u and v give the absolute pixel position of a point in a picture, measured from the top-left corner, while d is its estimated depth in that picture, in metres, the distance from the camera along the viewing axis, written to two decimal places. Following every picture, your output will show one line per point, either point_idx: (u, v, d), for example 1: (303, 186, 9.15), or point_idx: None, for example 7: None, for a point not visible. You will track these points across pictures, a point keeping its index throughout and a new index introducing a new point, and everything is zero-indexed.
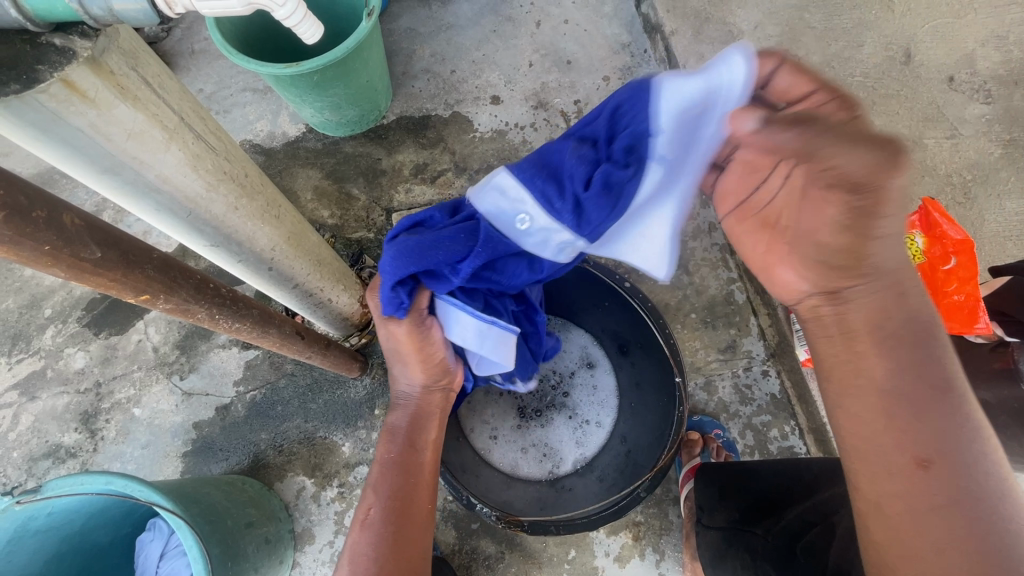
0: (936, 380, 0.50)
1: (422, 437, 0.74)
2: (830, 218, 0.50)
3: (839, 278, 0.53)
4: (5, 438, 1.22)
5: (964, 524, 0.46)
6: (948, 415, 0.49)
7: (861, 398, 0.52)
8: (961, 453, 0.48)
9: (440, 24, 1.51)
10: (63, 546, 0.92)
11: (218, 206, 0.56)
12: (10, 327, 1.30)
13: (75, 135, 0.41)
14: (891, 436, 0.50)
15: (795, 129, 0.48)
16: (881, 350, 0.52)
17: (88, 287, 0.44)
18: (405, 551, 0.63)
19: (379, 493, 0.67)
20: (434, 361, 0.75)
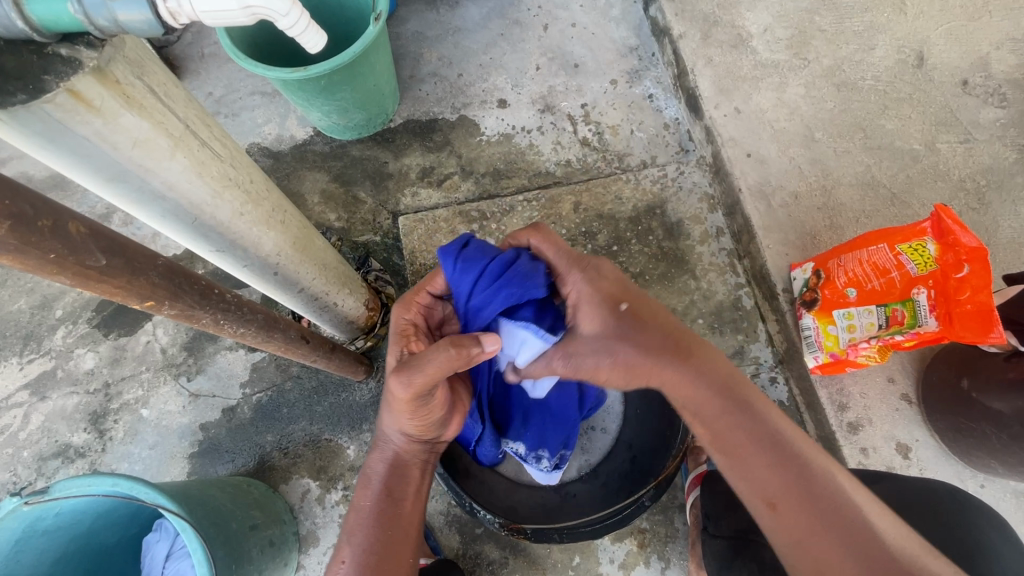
0: (752, 428, 0.63)
1: (402, 487, 0.73)
2: (619, 371, 0.68)
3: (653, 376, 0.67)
4: (16, 437, 1.24)
5: (831, 547, 0.56)
6: (776, 456, 0.61)
7: (715, 458, 0.65)
8: (804, 485, 0.59)
9: (447, 28, 1.52)
10: (71, 547, 0.93)
11: (224, 212, 0.56)
12: (21, 328, 1.32)
13: (81, 143, 0.41)
14: (748, 486, 0.62)
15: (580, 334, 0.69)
16: (706, 416, 0.65)
17: (94, 294, 0.45)
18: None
19: (353, 546, 0.68)
20: (428, 417, 0.72)
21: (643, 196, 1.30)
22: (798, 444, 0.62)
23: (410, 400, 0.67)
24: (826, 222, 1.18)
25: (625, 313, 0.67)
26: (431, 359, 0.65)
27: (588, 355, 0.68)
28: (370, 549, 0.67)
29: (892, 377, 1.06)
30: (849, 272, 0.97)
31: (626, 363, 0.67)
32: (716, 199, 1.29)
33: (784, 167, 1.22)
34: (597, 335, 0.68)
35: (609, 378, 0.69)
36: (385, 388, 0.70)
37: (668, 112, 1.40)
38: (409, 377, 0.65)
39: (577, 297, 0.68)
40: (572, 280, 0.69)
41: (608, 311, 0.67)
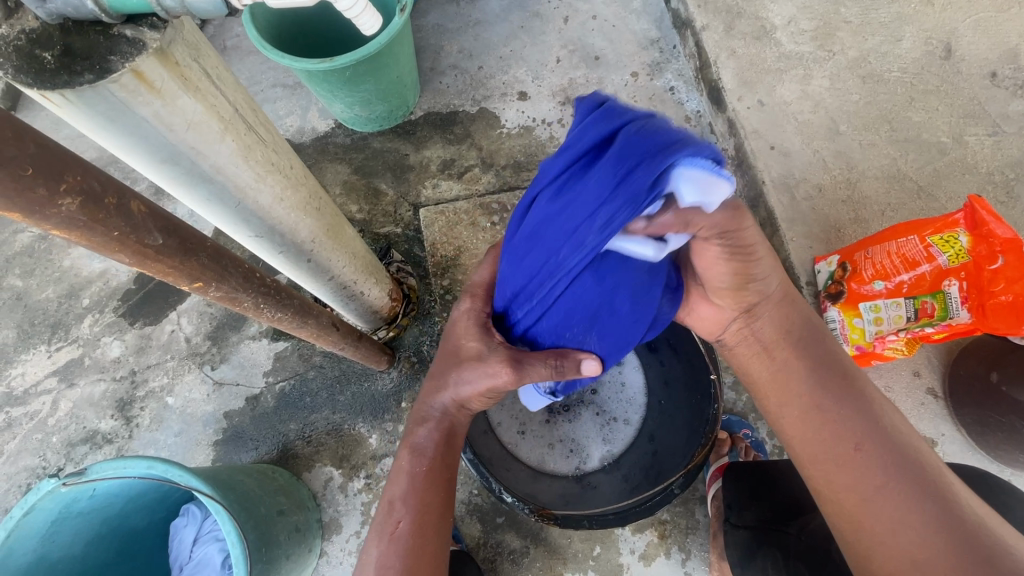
0: (835, 377, 0.68)
1: (452, 453, 0.75)
2: (732, 268, 0.65)
3: (750, 301, 0.70)
4: (45, 423, 1.26)
5: (909, 491, 0.58)
6: (858, 404, 0.65)
7: (796, 405, 0.69)
8: (881, 433, 0.63)
9: (468, 20, 1.52)
10: (102, 529, 0.94)
11: (266, 196, 0.57)
12: (49, 316, 1.34)
13: (141, 125, 0.42)
14: (828, 432, 0.65)
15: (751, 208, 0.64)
16: (793, 360, 0.71)
17: (148, 274, 0.46)
18: (430, 564, 0.66)
19: (409, 506, 0.69)
20: (492, 399, 0.75)
21: None
22: (880, 399, 0.66)
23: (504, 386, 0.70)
24: (851, 215, 1.17)
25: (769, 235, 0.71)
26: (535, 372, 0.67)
27: (749, 236, 0.62)
28: (425, 509, 0.69)
29: (918, 371, 1.05)
30: (877, 265, 0.96)
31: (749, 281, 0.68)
32: (738, 192, 1.29)
33: (808, 159, 1.22)
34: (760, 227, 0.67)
35: (719, 270, 0.66)
36: (483, 371, 0.70)
37: (689, 105, 1.39)
38: (518, 373, 0.68)
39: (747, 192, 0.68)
40: None
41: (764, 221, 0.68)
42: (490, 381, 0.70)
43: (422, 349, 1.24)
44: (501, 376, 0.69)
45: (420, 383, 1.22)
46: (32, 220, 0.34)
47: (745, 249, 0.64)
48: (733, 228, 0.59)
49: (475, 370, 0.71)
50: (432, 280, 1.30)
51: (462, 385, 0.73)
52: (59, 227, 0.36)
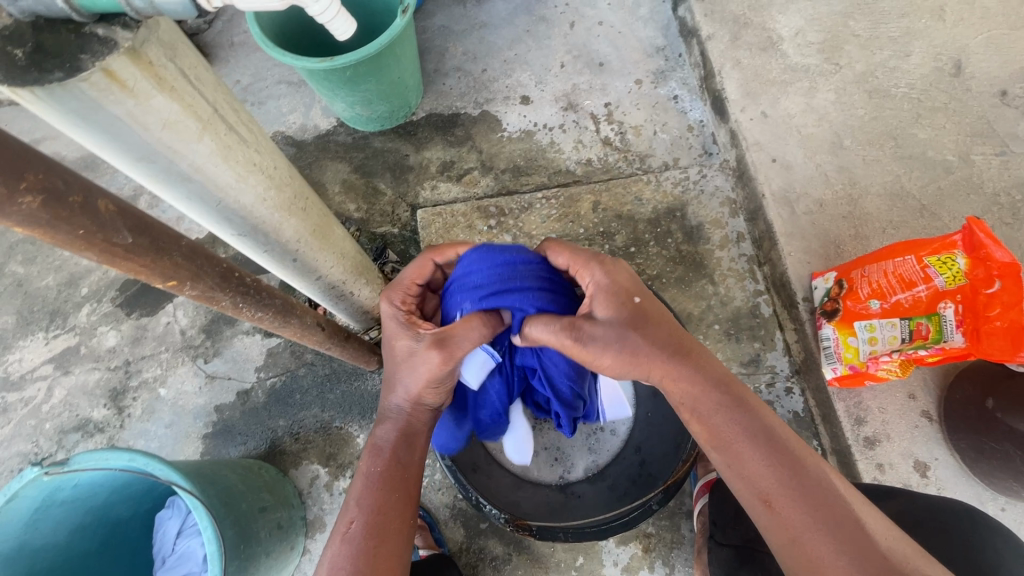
0: (746, 423, 0.64)
1: (411, 454, 0.74)
2: (617, 358, 0.68)
3: (642, 369, 0.68)
4: (40, 409, 1.28)
5: (826, 542, 0.56)
6: (768, 450, 0.62)
7: (711, 457, 0.65)
8: (793, 475, 0.60)
9: (474, 23, 1.52)
10: (86, 518, 0.95)
11: (247, 196, 0.57)
12: (49, 304, 1.36)
13: (114, 123, 0.42)
14: (743, 482, 0.62)
15: (615, 309, 0.68)
16: (703, 411, 0.66)
17: (119, 271, 0.45)
18: (381, 568, 0.64)
19: (362, 508, 0.68)
20: (444, 390, 0.75)
21: (664, 198, 1.30)
22: (789, 441, 0.63)
23: (440, 369, 0.71)
24: (851, 232, 1.15)
25: (637, 309, 0.69)
26: (464, 340, 0.71)
27: (603, 330, 0.67)
28: (380, 507, 0.68)
29: (913, 393, 1.04)
30: (873, 283, 0.95)
31: (626, 349, 0.67)
32: (738, 204, 1.27)
33: (810, 173, 1.20)
34: (609, 322, 0.68)
35: (610, 365, 0.68)
36: (411, 358, 0.72)
37: (693, 114, 1.38)
38: (446, 352, 0.71)
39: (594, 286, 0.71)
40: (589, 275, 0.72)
41: (621, 303, 0.69)
42: (425, 370, 0.71)
43: None
44: (434, 359, 0.71)
45: None
46: None
47: (617, 339, 0.67)
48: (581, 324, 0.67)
49: (410, 363, 0.72)
50: None
51: (405, 378, 0.73)
52: (23, 225, 0.36)
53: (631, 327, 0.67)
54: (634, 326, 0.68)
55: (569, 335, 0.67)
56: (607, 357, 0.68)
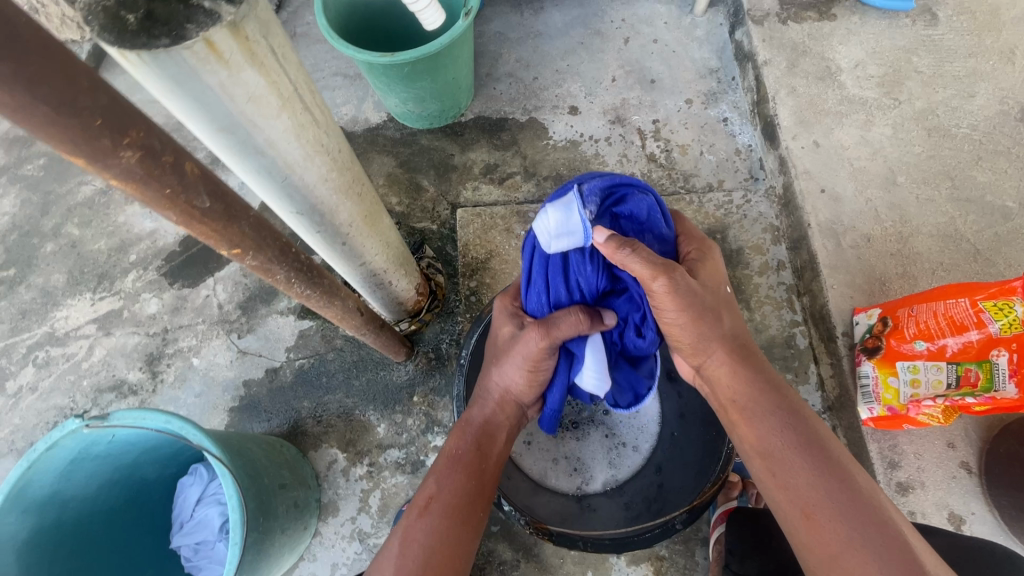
0: (797, 434, 0.69)
1: (489, 442, 0.85)
2: (685, 324, 0.73)
3: (698, 353, 0.77)
4: (79, 366, 1.33)
5: (868, 558, 0.59)
6: (816, 464, 0.66)
7: (756, 464, 0.70)
8: (841, 491, 0.64)
9: (529, 31, 1.54)
10: (114, 475, 0.98)
11: (311, 175, 0.59)
12: (99, 266, 1.42)
13: (207, 92, 0.44)
14: (788, 493, 0.66)
15: (708, 282, 0.76)
16: (751, 416, 0.72)
17: (191, 233, 0.47)
18: (451, 544, 0.73)
19: (442, 486, 0.78)
20: (536, 387, 0.85)
21: (706, 219, 1.30)
22: (840, 457, 0.67)
23: (540, 350, 0.80)
24: (898, 270, 1.12)
25: (721, 291, 0.78)
26: (561, 320, 0.77)
27: (688, 288, 0.71)
28: (457, 493, 0.77)
29: (952, 442, 1.00)
30: (921, 323, 0.92)
31: (696, 321, 0.73)
32: (781, 232, 1.26)
33: (859, 208, 1.18)
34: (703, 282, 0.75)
35: (681, 330, 0.74)
36: (511, 345, 0.83)
37: (741, 138, 1.37)
38: (545, 332, 0.78)
39: (704, 255, 0.79)
40: (696, 246, 0.80)
41: (717, 283, 0.78)
42: (519, 358, 0.82)
43: (442, 346, 1.25)
44: (533, 339, 0.79)
45: (435, 380, 1.22)
46: (94, 168, 0.36)
47: (704, 301, 0.73)
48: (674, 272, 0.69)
49: (510, 349, 0.83)
50: (460, 280, 1.31)
51: (503, 366, 0.84)
52: (118, 178, 0.38)
53: (717, 299, 0.76)
54: (717, 304, 0.76)
55: (659, 273, 0.68)
56: (672, 318, 0.73)
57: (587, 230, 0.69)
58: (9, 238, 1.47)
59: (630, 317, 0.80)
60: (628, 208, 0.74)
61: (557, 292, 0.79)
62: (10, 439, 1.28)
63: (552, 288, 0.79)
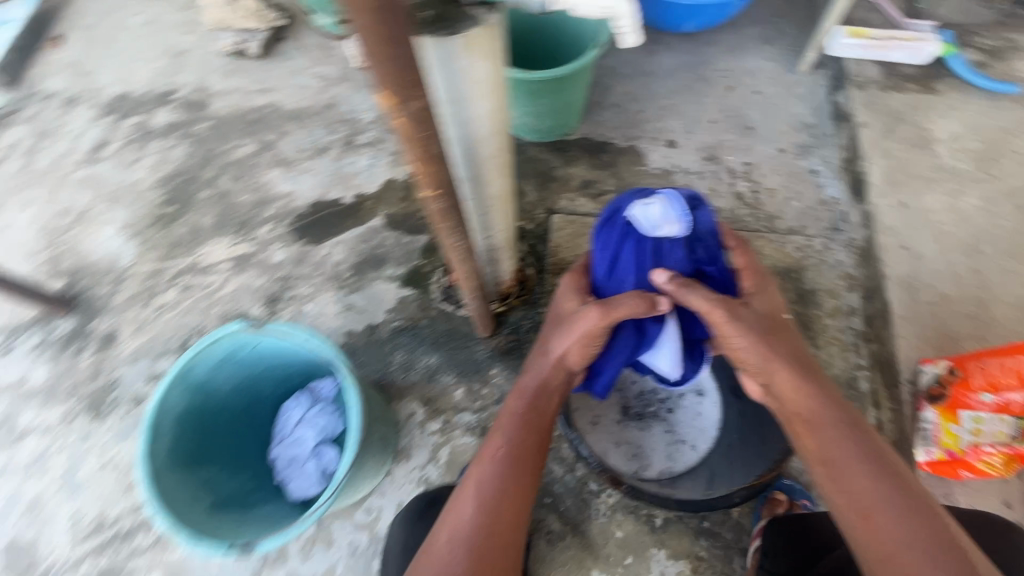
0: (858, 443, 0.78)
1: (544, 401, 0.94)
2: (749, 347, 0.86)
3: (760, 372, 0.87)
4: (213, 294, 1.56)
5: (918, 553, 0.67)
6: (874, 472, 0.75)
7: (817, 470, 0.80)
8: (898, 496, 0.72)
9: (640, 70, 1.70)
10: (243, 380, 1.17)
11: (489, 150, 0.76)
12: (241, 215, 1.66)
13: (455, 72, 0.62)
14: (847, 496, 0.75)
15: (763, 312, 0.90)
16: (815, 427, 0.81)
17: (415, 170, 0.65)
18: (514, 490, 0.85)
19: (507, 439, 0.89)
20: (587, 355, 0.95)
21: (784, 258, 1.37)
22: (897, 468, 0.76)
23: (598, 329, 0.91)
24: (974, 331, 1.20)
25: (779, 316, 0.91)
26: (621, 305, 0.89)
27: (745, 315, 0.87)
28: (523, 445, 0.89)
29: (1008, 502, 1.02)
30: (990, 376, 0.99)
31: (763, 341, 0.86)
32: (856, 280, 1.32)
33: (941, 268, 1.27)
34: (758, 312, 0.89)
35: (746, 351, 0.86)
36: (568, 319, 0.94)
37: (828, 190, 1.45)
38: (607, 313, 0.89)
39: (760, 289, 0.93)
40: (755, 281, 0.95)
41: (773, 311, 0.91)
42: (575, 332, 0.92)
43: (522, 331, 1.38)
44: (592, 318, 0.91)
45: (512, 359, 1.36)
46: (397, 105, 0.54)
47: (762, 326, 0.87)
48: (732, 304, 0.88)
49: (567, 325, 0.94)
50: (548, 276, 1.45)
51: (559, 339, 0.95)
52: (406, 115, 0.55)
53: (773, 326, 0.89)
54: (775, 328, 0.89)
55: (719, 305, 0.87)
56: (737, 341, 0.87)
57: (683, 223, 0.90)
58: (174, 181, 1.75)
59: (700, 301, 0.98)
60: (704, 217, 0.93)
61: (643, 280, 0.94)
62: (150, 346, 1.52)
63: (640, 276, 0.93)
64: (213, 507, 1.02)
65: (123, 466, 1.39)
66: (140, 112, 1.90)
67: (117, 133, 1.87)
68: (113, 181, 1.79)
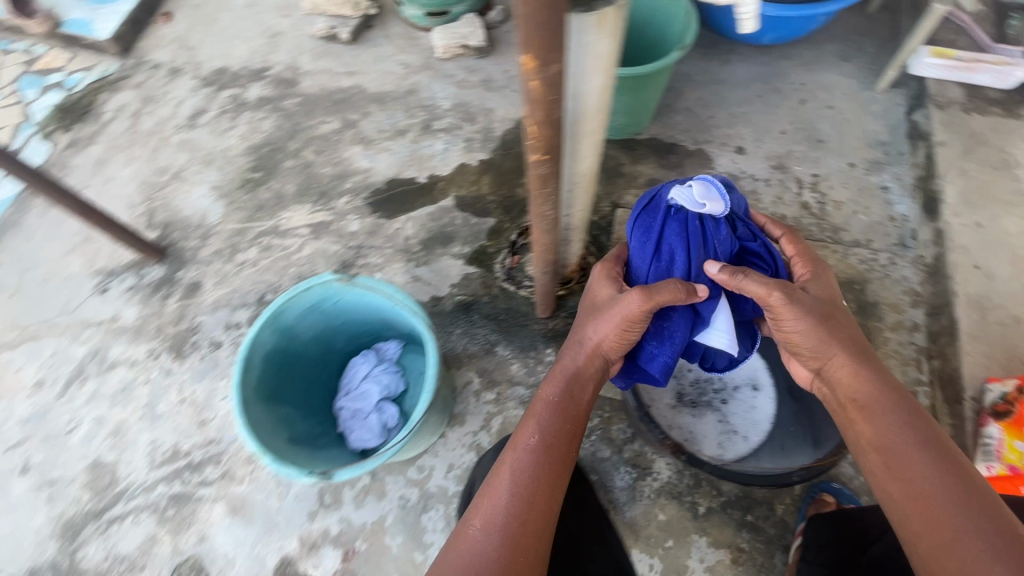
0: (915, 432, 0.79)
1: (579, 390, 0.97)
2: (808, 331, 0.89)
3: (819, 357, 0.90)
4: (292, 256, 1.67)
5: (972, 538, 0.69)
6: (931, 459, 0.77)
7: (869, 456, 0.82)
8: (953, 483, 0.74)
9: (713, 77, 1.74)
10: (321, 332, 1.27)
11: (590, 127, 0.83)
12: (321, 186, 1.78)
13: (580, 47, 0.69)
14: (900, 481, 0.77)
15: (822, 298, 0.92)
16: (870, 414, 0.83)
17: (531, 134, 0.71)
18: (549, 474, 0.87)
19: (542, 425, 0.91)
20: (624, 345, 0.97)
21: (848, 269, 1.38)
22: (954, 457, 0.77)
23: (640, 312, 0.92)
24: None
25: (840, 305, 0.93)
26: (666, 287, 0.90)
27: (801, 299, 0.89)
28: (555, 432, 0.91)
29: None
30: None
31: (821, 327, 0.89)
32: (921, 297, 1.32)
33: (1011, 291, 1.26)
34: (818, 299, 0.92)
35: (803, 336, 0.90)
36: (607, 308, 0.96)
37: (898, 208, 1.45)
38: (652, 294, 0.90)
39: (818, 277, 0.96)
40: (806, 268, 0.97)
41: (830, 299, 0.93)
42: (615, 320, 0.94)
43: None
44: (633, 303, 0.92)
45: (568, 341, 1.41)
46: (537, 68, 0.60)
47: (819, 313, 0.89)
48: (786, 286, 0.89)
49: (607, 314, 0.96)
50: None
51: (597, 328, 0.97)
52: (541, 78, 0.62)
53: (833, 312, 0.91)
54: (834, 314, 0.91)
55: (776, 288, 0.88)
56: (795, 325, 0.90)
57: (723, 202, 0.96)
58: (262, 150, 1.88)
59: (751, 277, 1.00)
60: (736, 201, 1.01)
61: (694, 262, 0.96)
62: (230, 297, 1.64)
63: (691, 258, 0.95)
64: (291, 441, 1.11)
65: (198, 403, 1.50)
66: (235, 85, 2.05)
67: (213, 103, 2.02)
68: (206, 145, 1.93)
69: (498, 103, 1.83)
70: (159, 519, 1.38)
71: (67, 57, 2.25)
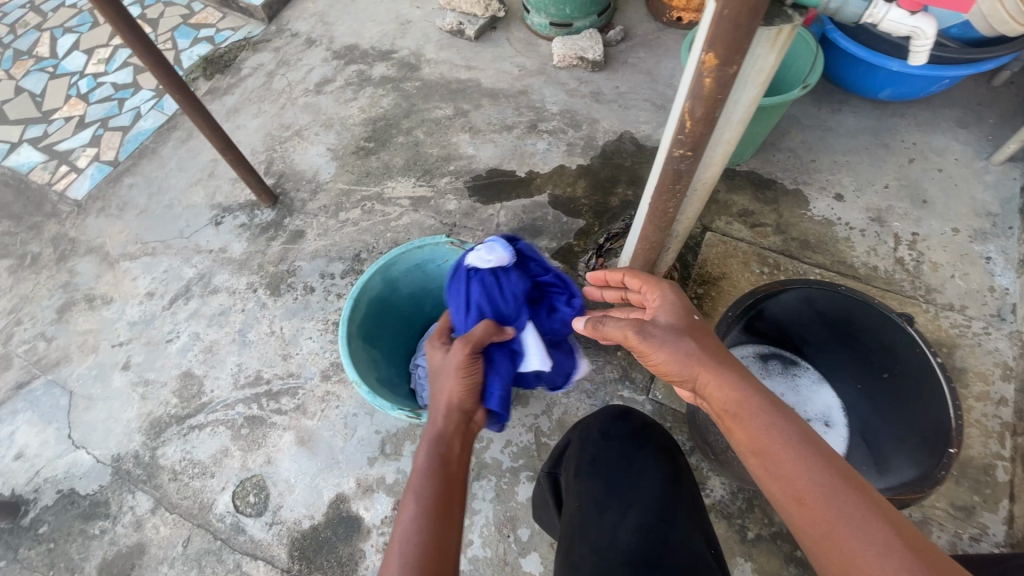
0: (784, 425, 0.69)
1: (449, 446, 0.78)
2: (677, 352, 0.78)
3: (687, 375, 0.78)
4: (391, 222, 1.79)
5: (857, 534, 0.59)
6: (804, 453, 0.66)
7: (751, 463, 0.70)
8: (829, 477, 0.64)
9: (821, 123, 1.76)
10: (416, 290, 1.36)
11: (727, 135, 0.89)
12: (426, 164, 1.90)
13: (751, 57, 0.75)
14: (780, 484, 0.66)
15: (675, 317, 0.84)
16: (741, 418, 0.72)
17: (686, 126, 0.78)
18: (442, 545, 0.66)
19: (417, 494, 0.70)
20: (474, 392, 0.86)
21: (936, 330, 1.37)
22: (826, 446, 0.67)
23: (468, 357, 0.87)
24: None
25: (695, 318, 0.84)
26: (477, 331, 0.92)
27: (651, 327, 0.81)
28: (433, 499, 0.70)
29: None
30: None
31: (678, 339, 0.79)
32: (1013, 372, 1.30)
33: None
34: (676, 319, 0.83)
35: (666, 360, 0.80)
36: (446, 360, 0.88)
37: (1000, 280, 1.43)
38: (468, 341, 0.89)
39: (673, 294, 0.88)
40: (653, 291, 0.92)
41: (684, 316, 0.85)
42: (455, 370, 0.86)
43: None
44: (457, 353, 0.88)
45: None
46: (718, 66, 0.68)
47: (677, 332, 0.80)
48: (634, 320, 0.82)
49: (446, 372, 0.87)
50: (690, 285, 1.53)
51: (443, 386, 0.86)
52: (718, 75, 0.69)
53: (694, 330, 0.82)
54: (694, 328, 0.82)
55: (633, 325, 0.82)
56: (660, 355, 0.80)
57: (509, 252, 1.01)
58: (378, 124, 2.03)
59: (555, 304, 1.08)
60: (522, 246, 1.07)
61: (502, 311, 1.00)
62: (329, 250, 1.76)
63: (497, 308, 1.00)
64: (378, 380, 1.20)
65: (285, 338, 1.63)
66: (363, 62, 2.22)
67: (340, 74, 2.19)
68: (329, 111, 2.10)
69: (604, 115, 1.91)
70: (234, 435, 1.50)
71: (219, 16, 2.51)
